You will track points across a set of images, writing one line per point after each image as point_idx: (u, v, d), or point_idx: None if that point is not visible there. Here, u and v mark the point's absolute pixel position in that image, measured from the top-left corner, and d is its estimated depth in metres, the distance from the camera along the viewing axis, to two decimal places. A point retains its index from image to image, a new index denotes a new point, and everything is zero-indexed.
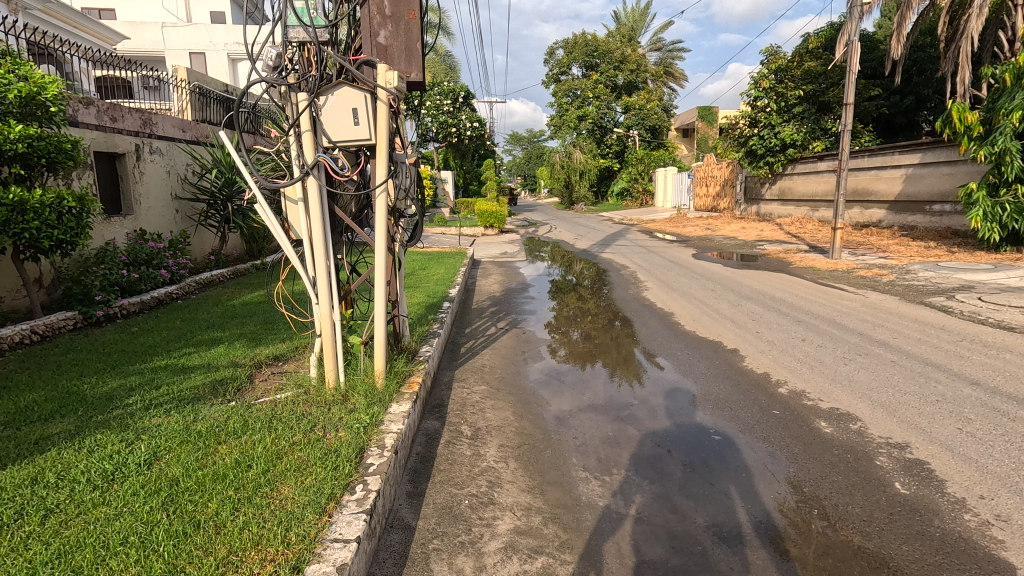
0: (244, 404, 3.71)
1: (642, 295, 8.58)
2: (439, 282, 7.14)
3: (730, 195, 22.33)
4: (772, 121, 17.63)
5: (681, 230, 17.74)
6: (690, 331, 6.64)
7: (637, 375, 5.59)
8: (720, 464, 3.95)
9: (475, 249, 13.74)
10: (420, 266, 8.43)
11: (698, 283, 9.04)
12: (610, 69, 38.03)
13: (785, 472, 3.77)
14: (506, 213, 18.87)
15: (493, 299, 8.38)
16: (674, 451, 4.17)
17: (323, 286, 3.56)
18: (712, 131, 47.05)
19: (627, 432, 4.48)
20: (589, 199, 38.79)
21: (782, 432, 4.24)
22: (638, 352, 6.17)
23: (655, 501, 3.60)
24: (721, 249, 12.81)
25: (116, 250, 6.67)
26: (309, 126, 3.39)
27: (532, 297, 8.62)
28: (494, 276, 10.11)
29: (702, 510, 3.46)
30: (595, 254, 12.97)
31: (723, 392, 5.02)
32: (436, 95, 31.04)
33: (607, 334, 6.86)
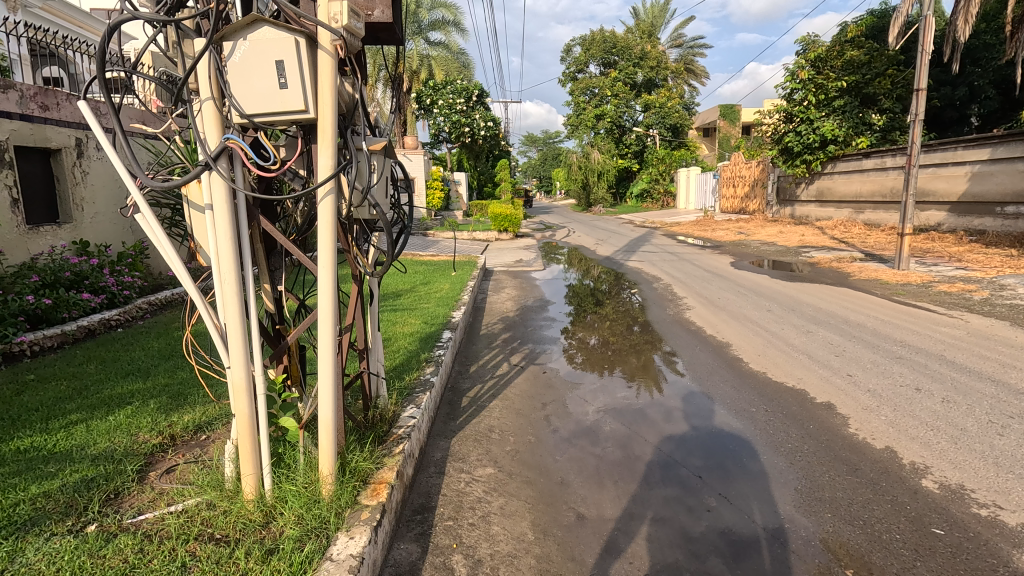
0: (98, 543, 2.62)
1: (683, 314, 7.36)
2: (439, 304, 5.93)
3: (760, 196, 20.90)
4: (809, 116, 16.23)
5: (710, 234, 16.43)
6: (758, 372, 5.40)
7: (656, 381, 5.49)
8: (743, 474, 3.90)
9: (486, 257, 12.57)
10: (421, 281, 7.29)
11: (749, 298, 7.71)
12: (629, 66, 36.73)
13: (809, 483, 3.72)
14: (521, 217, 17.74)
15: (506, 322, 7.18)
16: (693, 459, 4.16)
17: (240, 348, 2.56)
18: (735, 130, 45.41)
19: (646, 439, 4.47)
20: (607, 201, 37.48)
21: (806, 441, 4.19)
22: (658, 358, 6.05)
23: (674, 511, 3.57)
24: (760, 256, 11.52)
25: (31, 269, 5.86)
26: (214, 93, 2.44)
27: (553, 320, 7.42)
28: (506, 292, 8.87)
29: (724, 523, 3.41)
30: (620, 262, 11.69)
31: (745, 399, 4.97)
32: (448, 93, 30.83)
33: (626, 340, 6.63)
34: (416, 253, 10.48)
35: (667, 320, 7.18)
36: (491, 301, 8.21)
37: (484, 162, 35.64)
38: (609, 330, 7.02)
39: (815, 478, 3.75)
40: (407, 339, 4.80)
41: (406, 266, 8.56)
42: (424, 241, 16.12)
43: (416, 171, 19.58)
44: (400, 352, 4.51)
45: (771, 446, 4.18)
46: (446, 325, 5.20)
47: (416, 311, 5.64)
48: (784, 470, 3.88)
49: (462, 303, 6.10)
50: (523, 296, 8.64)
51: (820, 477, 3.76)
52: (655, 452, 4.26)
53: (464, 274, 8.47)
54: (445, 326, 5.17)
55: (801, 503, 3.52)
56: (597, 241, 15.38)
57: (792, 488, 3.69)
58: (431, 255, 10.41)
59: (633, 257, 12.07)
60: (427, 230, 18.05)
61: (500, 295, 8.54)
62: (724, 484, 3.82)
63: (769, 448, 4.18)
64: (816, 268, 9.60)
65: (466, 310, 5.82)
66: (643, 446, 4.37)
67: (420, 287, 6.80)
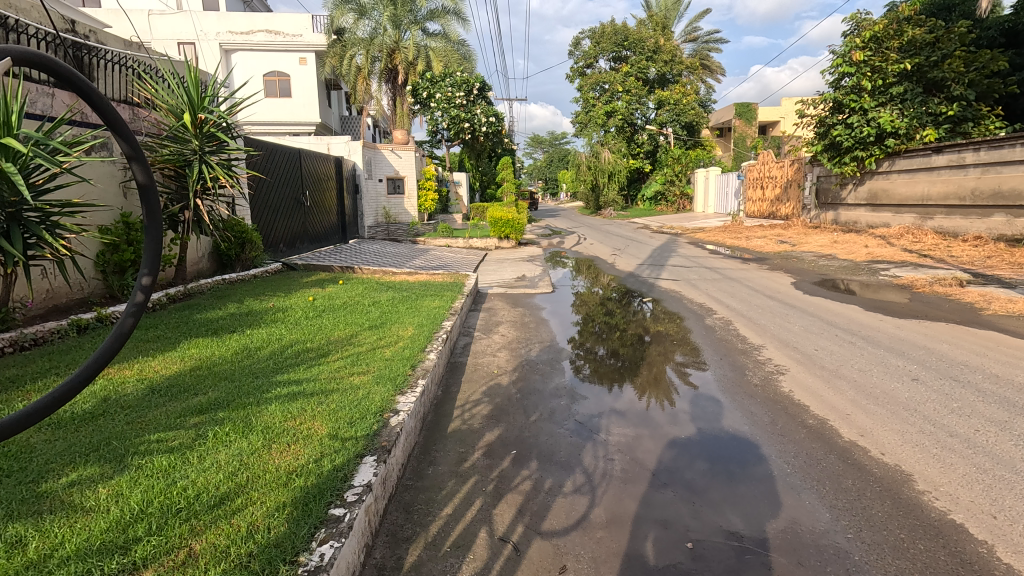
0: None
1: (766, 379, 4.96)
2: (369, 385, 3.40)
3: (796, 199, 18.47)
4: (862, 105, 13.79)
5: (745, 243, 14.18)
6: (973, 529, 2.90)
7: (668, 394, 4.85)
8: (750, 475, 3.56)
9: (480, 274, 10.22)
10: (368, 324, 4.79)
11: (866, 358, 5.18)
12: (641, 60, 34.45)
13: (824, 484, 3.40)
14: (525, 223, 15.47)
15: (495, 395, 4.76)
16: (696, 462, 3.77)
17: None
18: (751, 130, 43.29)
19: (647, 446, 3.98)
20: (618, 204, 35.09)
21: (826, 446, 3.81)
22: (668, 366, 5.48)
23: (678, 513, 3.20)
24: (824, 273, 9.20)
25: None
26: None
27: (562, 394, 4.84)
28: (500, 334, 6.51)
29: (728, 524, 3.09)
30: (646, 280, 9.34)
31: (760, 410, 4.43)
32: (447, 86, 27.35)
33: (636, 353, 5.93)
34: (389, 270, 8.23)
35: (719, 374, 5.18)
36: (478, 354, 5.81)
37: (487, 162, 33.35)
38: (619, 341, 6.32)
39: (828, 476, 3.46)
40: (265, 500, 2.32)
41: (363, 296, 6.05)
42: (411, 250, 13.87)
43: (408, 170, 17.27)
44: (228, 556, 2.03)
45: (779, 448, 3.85)
46: (356, 459, 2.66)
47: (323, 407, 3.12)
48: (792, 468, 3.59)
49: (420, 374, 3.65)
50: (526, 345, 6.14)
51: (840, 480, 3.42)
52: (655, 455, 3.85)
53: (444, 303, 5.88)
54: (354, 462, 2.62)
55: (816, 508, 3.19)
56: (612, 251, 13.14)
57: (806, 491, 3.35)
58: (408, 272, 8.16)
59: (660, 273, 9.74)
60: (416, 236, 15.73)
61: (485, 343, 6.11)
62: (731, 485, 3.48)
63: (782, 452, 3.80)
64: (915, 295, 7.23)
65: (422, 395, 3.41)
66: (645, 452, 3.90)
67: (357, 341, 4.25)
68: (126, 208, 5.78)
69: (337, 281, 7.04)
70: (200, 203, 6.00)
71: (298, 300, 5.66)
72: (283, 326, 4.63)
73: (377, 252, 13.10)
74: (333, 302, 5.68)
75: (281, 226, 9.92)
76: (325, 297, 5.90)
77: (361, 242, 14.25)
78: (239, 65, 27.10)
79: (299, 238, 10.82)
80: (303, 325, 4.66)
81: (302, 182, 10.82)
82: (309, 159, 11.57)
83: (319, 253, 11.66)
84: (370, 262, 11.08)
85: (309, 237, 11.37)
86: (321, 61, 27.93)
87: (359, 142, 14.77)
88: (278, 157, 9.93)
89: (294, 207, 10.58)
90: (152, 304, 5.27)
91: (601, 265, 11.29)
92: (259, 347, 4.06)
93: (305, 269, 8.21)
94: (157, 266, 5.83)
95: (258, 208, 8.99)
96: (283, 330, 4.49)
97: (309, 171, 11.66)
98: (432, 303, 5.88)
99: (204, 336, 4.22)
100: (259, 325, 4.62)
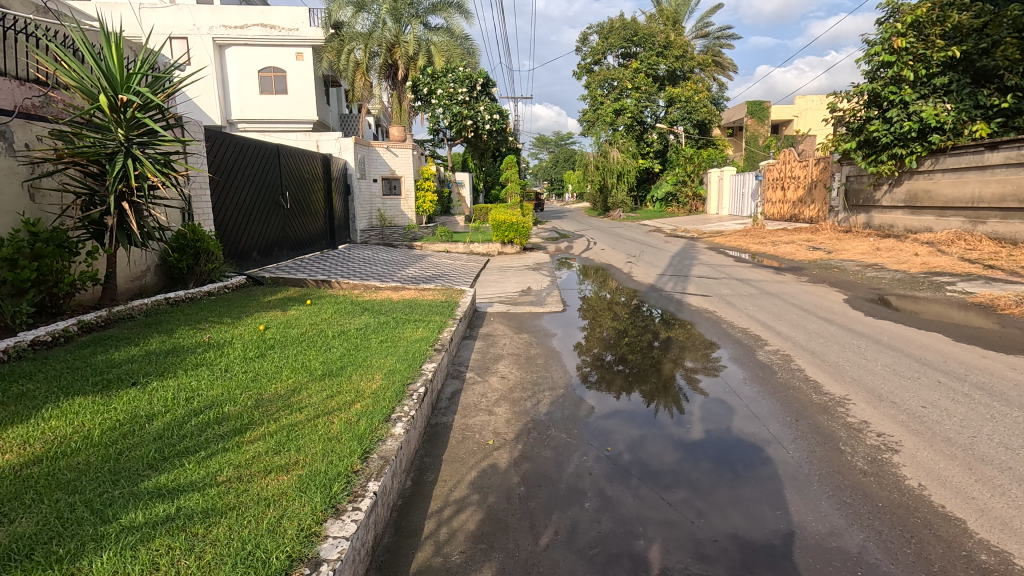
0: None
1: (869, 462, 3.69)
2: (277, 518, 2.18)
3: (822, 200, 17.23)
4: (902, 98, 12.51)
5: (771, 249, 12.96)
6: None
7: (677, 401, 4.84)
8: (754, 477, 3.69)
9: (480, 286, 9.05)
10: (319, 374, 3.56)
11: (1003, 428, 3.92)
12: (652, 56, 33.20)
13: (827, 485, 3.50)
14: (531, 226, 14.30)
15: (486, 491, 3.61)
16: (701, 464, 3.88)
17: None
18: (765, 128, 41.93)
19: (654, 449, 4.10)
20: (627, 206, 33.83)
21: (832, 449, 3.88)
22: (678, 372, 5.43)
23: (683, 515, 3.34)
24: (879, 286, 7.96)
25: None
26: None
27: (582, 490, 3.62)
28: (501, 378, 5.37)
29: (734, 526, 3.20)
30: (669, 294, 8.12)
31: (769, 416, 4.46)
32: (449, 81, 26.54)
33: (648, 357, 5.84)
34: (373, 285, 7.07)
35: (746, 396, 4.82)
36: (467, 420, 4.57)
37: (491, 162, 32.46)
38: (627, 347, 6.19)
39: (831, 477, 3.57)
40: None
41: (331, 325, 4.82)
42: (406, 257, 12.75)
43: (405, 169, 16.17)
44: None
45: (784, 450, 3.94)
46: None
47: (184, 570, 1.90)
48: (798, 469, 3.71)
49: (370, 476, 2.53)
50: (532, 399, 4.92)
51: (843, 482, 3.52)
52: (662, 458, 3.96)
53: (430, 334, 4.60)
54: None
55: (818, 509, 3.31)
56: (627, 258, 11.95)
57: (812, 493, 3.46)
58: (395, 287, 7.06)
59: (686, 286, 8.51)
60: (413, 241, 14.60)
61: (477, 398, 4.91)
62: (736, 486, 3.61)
63: (788, 455, 3.89)
64: (1005, 318, 5.99)
65: (363, 522, 2.26)
66: (653, 456, 4.01)
67: (290, 412, 3.03)
68: (31, 212, 4.71)
69: (303, 302, 5.81)
70: (127, 206, 4.88)
71: (243, 332, 4.45)
72: (203, 374, 3.44)
73: (369, 259, 11.98)
74: (288, 334, 4.45)
75: (255, 232, 8.84)
76: (280, 327, 4.68)
77: (353, 247, 13.13)
78: (233, 61, 25.99)
79: (278, 245, 9.72)
80: (228, 376, 3.43)
81: (279, 181, 9.66)
82: (292, 156, 10.42)
83: (302, 260, 10.56)
84: (358, 271, 9.99)
85: (290, 243, 10.28)
86: (318, 56, 26.79)
87: (351, 138, 13.78)
88: (253, 153, 8.82)
89: (271, 211, 9.47)
90: (51, 336, 4.09)
91: (616, 275, 10.06)
92: (145, 424, 2.85)
93: (273, 284, 6.96)
94: (71, 285, 4.67)
95: (225, 213, 7.92)
96: (198, 383, 3.30)
97: (292, 169, 10.51)
98: (413, 334, 4.60)
99: (74, 401, 3.00)
100: (166, 376, 3.40)
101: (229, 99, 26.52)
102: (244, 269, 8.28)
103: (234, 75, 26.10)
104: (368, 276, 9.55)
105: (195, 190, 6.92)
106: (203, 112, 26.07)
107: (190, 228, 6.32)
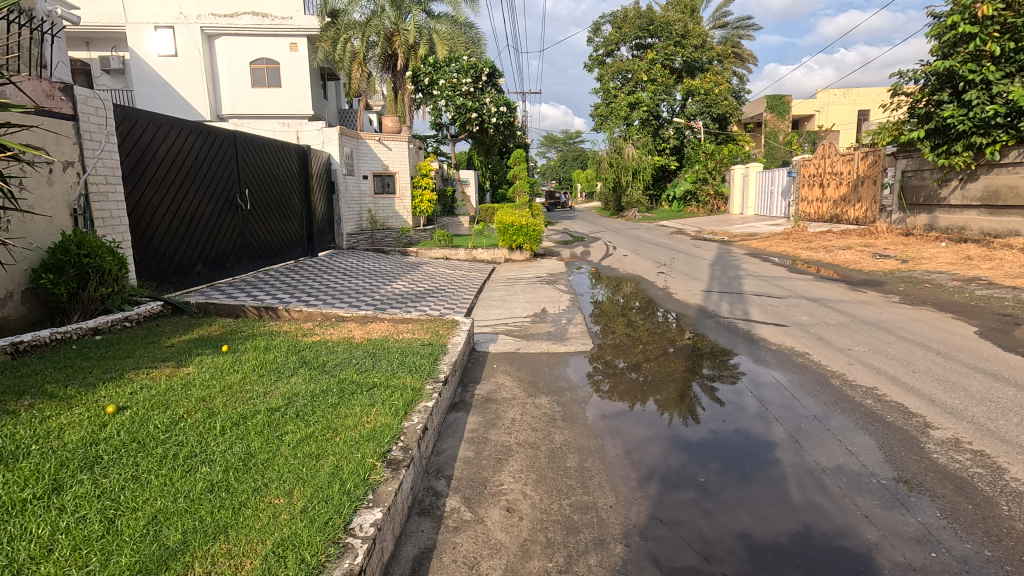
0: None
1: None
2: None
3: (869, 198, 15.27)
4: (984, 78, 10.53)
5: (826, 256, 10.99)
6: None
7: (692, 412, 4.45)
8: (765, 477, 3.55)
9: (481, 309, 7.18)
10: (128, 563, 1.78)
11: None
12: (668, 46, 31.22)
13: (836, 487, 3.38)
14: (542, 229, 12.44)
15: None
16: (709, 463, 3.73)
17: None
18: (785, 124, 39.89)
19: (662, 453, 3.87)
20: (643, 205, 31.82)
21: (845, 452, 3.70)
22: (694, 380, 4.99)
23: (690, 515, 3.22)
24: (1009, 311, 6.01)
25: None
26: None
27: None
28: (507, 510, 3.27)
29: (742, 526, 3.09)
30: (729, 322, 6.18)
31: (781, 420, 4.23)
32: (452, 71, 24.34)
33: (665, 366, 5.29)
34: (336, 312, 5.16)
35: (765, 403, 4.48)
36: None
37: (497, 159, 31.05)
38: (641, 353, 5.64)
39: (843, 478, 3.44)
40: None
41: (235, 401, 2.95)
42: (398, 267, 10.96)
43: (399, 164, 14.33)
44: None
45: (796, 453, 3.77)
46: None
47: None
48: (810, 470, 3.57)
49: None
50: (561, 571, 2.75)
51: (859, 484, 3.39)
52: (668, 461, 3.75)
53: (388, 429, 2.68)
54: None
55: (828, 509, 3.21)
56: (657, 268, 10.08)
57: (826, 495, 3.33)
58: (365, 315, 5.17)
59: (746, 308, 6.60)
60: (407, 246, 12.79)
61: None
62: (745, 485, 3.49)
63: (800, 457, 3.74)
64: None
65: None
66: (661, 459, 3.79)
67: None
68: None
69: (217, 347, 3.96)
70: None
71: (70, 422, 2.63)
72: None
73: (353, 270, 10.20)
74: (144, 427, 2.63)
75: (197, 240, 7.03)
76: (144, 406, 2.85)
77: (336, 255, 11.35)
78: (223, 52, 24.33)
79: (234, 256, 7.91)
80: None
81: (233, 175, 7.85)
82: (255, 146, 8.60)
83: (270, 271, 8.78)
84: (335, 289, 8.23)
85: (252, 252, 8.46)
86: (313, 46, 25.10)
87: (336, 128, 11.99)
88: (195, 139, 7.00)
89: (224, 213, 7.65)
90: None
91: (650, 290, 8.16)
92: None
93: (201, 315, 5.11)
94: None
95: (149, 216, 6.15)
96: None
97: (257, 161, 8.66)
98: (358, 430, 2.67)
99: None
100: None
101: (220, 93, 24.87)
102: (176, 290, 6.48)
103: (224, 67, 24.45)
104: (345, 295, 7.80)
105: (96, 188, 5.16)
106: (192, 107, 24.41)
107: (75, 239, 4.53)
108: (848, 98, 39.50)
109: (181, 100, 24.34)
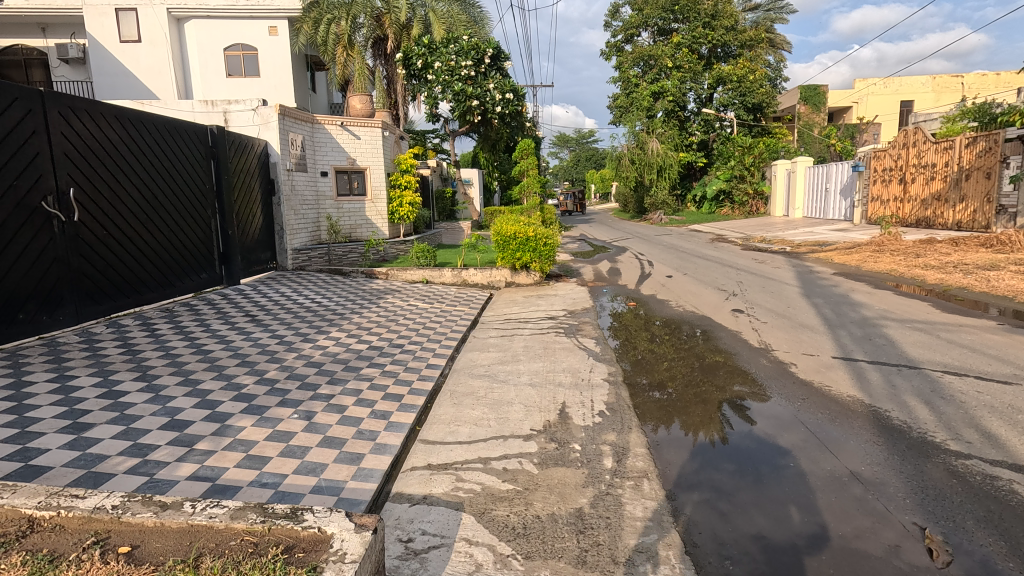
0: None
1: None
2: None
3: (978, 195, 11.86)
4: None
5: (950, 276, 7.94)
6: None
7: (715, 422, 3.41)
8: (784, 475, 2.74)
9: (451, 395, 4.08)
10: None
11: None
12: (695, 29, 27.82)
13: (868, 489, 2.57)
14: (558, 241, 9.02)
15: None
16: (721, 462, 2.92)
17: None
18: (821, 116, 36.07)
19: (667, 455, 2.99)
20: (670, 208, 28.08)
21: (882, 455, 2.88)
22: (722, 393, 3.89)
23: (702, 516, 2.44)
24: None
25: None
26: None
27: None
28: None
29: (757, 526, 2.33)
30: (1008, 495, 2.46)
31: (805, 422, 3.37)
32: (450, 52, 21.11)
33: (693, 379, 4.19)
34: (19, 505, 1.94)
35: (794, 410, 3.54)
36: None
37: (504, 157, 27.65)
38: (665, 369, 4.43)
39: (877, 480, 2.64)
40: None
41: None
42: (350, 298, 7.61)
43: (369, 158, 11.11)
44: None
45: (826, 455, 2.91)
46: None
47: None
48: (839, 472, 2.73)
49: None
50: None
51: (897, 486, 2.59)
52: (667, 462, 2.91)
53: None
54: None
55: (857, 510, 2.41)
56: (730, 304, 6.75)
57: (856, 495, 2.53)
58: (96, 507, 1.95)
59: (975, 423, 3.17)
60: (375, 266, 9.62)
61: None
62: (760, 485, 2.68)
63: (827, 458, 2.89)
64: None
65: None
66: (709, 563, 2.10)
67: None
68: None
69: None
70: None
71: None
72: None
73: (279, 304, 6.87)
74: None
75: None
76: None
77: (268, 282, 8.09)
78: (193, 36, 21.24)
79: (40, 297, 4.68)
80: None
81: (27, 162, 4.56)
82: (99, 118, 5.37)
83: (128, 317, 5.55)
84: (218, 344, 5.01)
85: (90, 287, 5.19)
86: (295, 29, 22.06)
87: (274, 106, 8.79)
88: None
89: (12, 226, 4.41)
90: None
91: (742, 354, 4.78)
92: None
93: None
94: None
95: None
96: None
97: (104, 142, 5.43)
98: None
99: None
100: None
101: (192, 85, 21.83)
102: None
103: (195, 54, 21.36)
104: (226, 357, 4.68)
105: None
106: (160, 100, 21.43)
107: None
108: (891, 87, 35.17)
109: (146, 92, 21.25)
